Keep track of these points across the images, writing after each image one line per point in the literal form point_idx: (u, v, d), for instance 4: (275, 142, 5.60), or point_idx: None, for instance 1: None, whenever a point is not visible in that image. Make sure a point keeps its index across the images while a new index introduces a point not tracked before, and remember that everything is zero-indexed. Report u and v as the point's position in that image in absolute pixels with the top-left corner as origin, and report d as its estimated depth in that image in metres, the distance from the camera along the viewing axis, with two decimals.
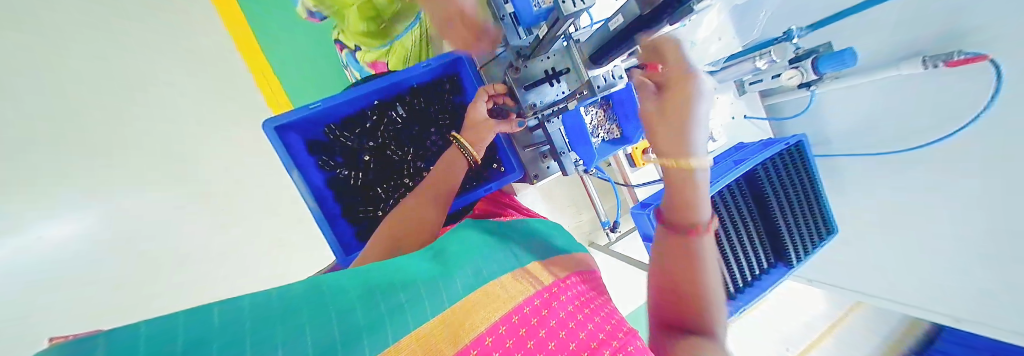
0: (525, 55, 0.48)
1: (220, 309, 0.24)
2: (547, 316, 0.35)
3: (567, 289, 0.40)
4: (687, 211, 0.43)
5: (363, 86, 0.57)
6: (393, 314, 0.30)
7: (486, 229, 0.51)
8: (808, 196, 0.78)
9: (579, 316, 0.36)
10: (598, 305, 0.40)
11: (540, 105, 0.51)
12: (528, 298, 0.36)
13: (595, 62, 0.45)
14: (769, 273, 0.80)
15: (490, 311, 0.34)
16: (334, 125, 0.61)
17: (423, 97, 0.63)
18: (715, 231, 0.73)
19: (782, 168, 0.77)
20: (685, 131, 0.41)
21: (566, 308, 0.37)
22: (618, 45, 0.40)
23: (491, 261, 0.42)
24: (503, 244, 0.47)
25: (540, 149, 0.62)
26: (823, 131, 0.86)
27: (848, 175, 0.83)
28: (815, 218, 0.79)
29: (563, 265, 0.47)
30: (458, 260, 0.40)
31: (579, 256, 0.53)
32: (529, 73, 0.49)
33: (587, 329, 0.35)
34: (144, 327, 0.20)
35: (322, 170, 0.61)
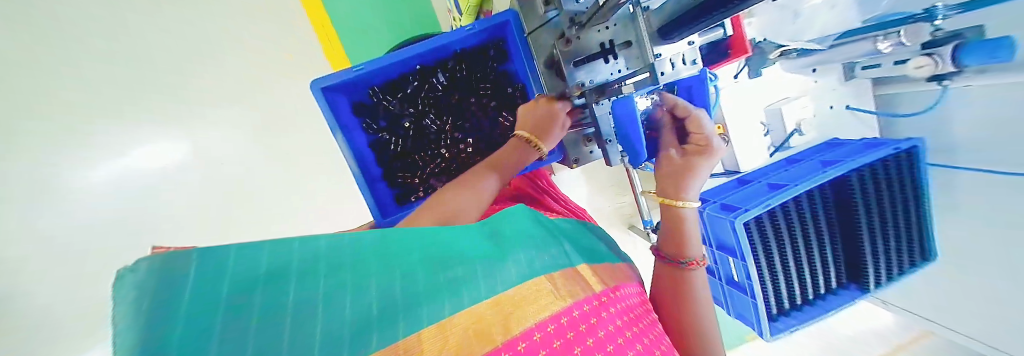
0: (580, 23, 0.42)
1: (301, 245, 0.25)
2: (595, 325, 0.32)
3: (617, 301, 0.37)
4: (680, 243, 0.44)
5: (406, 50, 0.55)
6: (451, 285, 0.29)
7: (540, 217, 0.48)
8: (907, 214, 0.64)
9: (627, 333, 0.34)
10: (647, 325, 0.37)
11: (589, 85, 0.44)
12: (579, 302, 0.33)
13: (664, 37, 0.40)
14: (836, 294, 0.70)
15: (538, 307, 0.31)
16: (377, 87, 0.61)
17: (465, 63, 0.60)
18: (781, 243, 0.63)
19: (883, 176, 0.63)
20: (692, 184, 0.45)
21: (614, 322, 0.34)
22: (699, 17, 0.33)
23: (544, 252, 0.40)
24: (554, 238, 0.44)
25: (585, 131, 0.56)
26: (944, 135, 0.68)
27: (962, 193, 0.66)
28: (910, 240, 0.65)
29: (611, 272, 0.44)
30: (515, 244, 0.38)
31: (625, 267, 0.48)
32: (581, 47, 0.42)
33: (635, 350, 0.32)
34: (235, 251, 0.22)
35: (367, 133, 0.62)
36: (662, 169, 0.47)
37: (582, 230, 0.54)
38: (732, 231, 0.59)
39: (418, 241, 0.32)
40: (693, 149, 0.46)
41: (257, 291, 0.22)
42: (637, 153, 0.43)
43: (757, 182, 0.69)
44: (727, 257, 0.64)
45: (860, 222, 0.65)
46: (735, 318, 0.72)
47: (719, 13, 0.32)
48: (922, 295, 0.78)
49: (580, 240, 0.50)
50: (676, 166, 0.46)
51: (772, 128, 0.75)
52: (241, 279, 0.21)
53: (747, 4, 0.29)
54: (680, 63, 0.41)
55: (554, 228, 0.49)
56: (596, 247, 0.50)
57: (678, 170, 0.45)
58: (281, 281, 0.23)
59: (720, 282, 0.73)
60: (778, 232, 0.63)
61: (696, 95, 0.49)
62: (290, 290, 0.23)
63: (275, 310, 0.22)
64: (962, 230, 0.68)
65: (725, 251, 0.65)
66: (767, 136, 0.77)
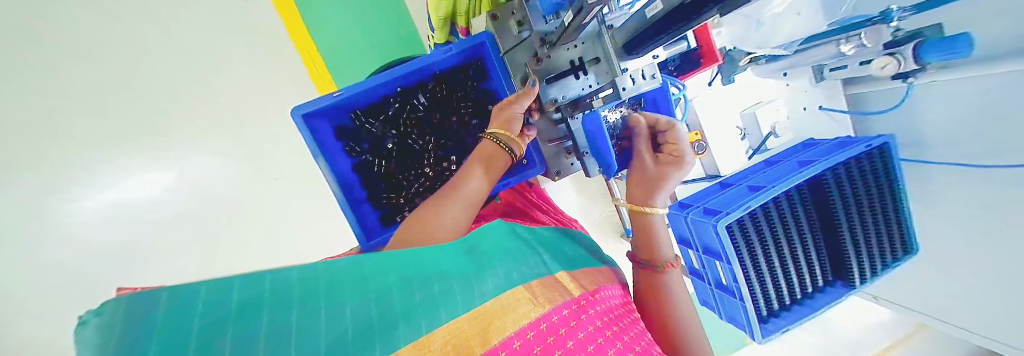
0: (550, 42, 0.44)
1: (272, 278, 0.26)
2: (575, 328, 0.32)
3: (596, 303, 0.38)
4: (651, 248, 0.46)
5: (385, 74, 0.56)
6: (428, 302, 0.30)
7: (515, 231, 0.49)
8: (884, 209, 0.66)
9: (607, 333, 0.34)
10: (628, 323, 0.37)
11: (562, 100, 0.46)
12: (556, 307, 0.34)
13: (630, 52, 0.42)
14: (824, 292, 0.70)
15: (517, 317, 0.31)
16: (359, 111, 0.62)
17: (445, 84, 0.61)
18: (766, 242, 0.64)
19: (857, 173, 0.65)
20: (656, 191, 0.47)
21: (594, 323, 0.34)
22: (658, 31, 0.35)
23: (521, 264, 0.41)
24: (532, 250, 0.45)
25: (564, 144, 0.58)
26: (913, 131, 0.71)
27: (935, 187, 0.68)
28: (890, 234, 0.67)
29: (591, 278, 0.44)
30: (492, 259, 0.39)
31: (607, 269, 0.49)
32: (552, 65, 0.45)
33: (616, 347, 0.32)
34: (205, 285, 0.23)
35: (350, 155, 0.63)
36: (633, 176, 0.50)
37: (563, 240, 0.54)
38: (714, 234, 0.59)
39: (392, 265, 0.33)
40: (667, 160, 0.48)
41: (229, 322, 0.22)
42: (609, 166, 0.46)
43: (736, 184, 0.70)
44: (713, 260, 0.65)
45: (839, 218, 0.66)
46: (727, 322, 0.72)
47: (676, 30, 0.33)
48: (909, 288, 0.79)
49: (561, 248, 0.50)
50: (644, 174, 0.48)
51: (749, 131, 0.77)
52: (212, 309, 0.22)
53: (699, 20, 0.31)
54: (641, 78, 0.43)
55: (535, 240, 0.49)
56: (577, 255, 0.50)
57: (643, 177, 0.48)
58: (253, 311, 0.23)
59: (709, 286, 0.73)
60: (760, 231, 0.64)
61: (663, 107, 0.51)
62: (263, 318, 0.23)
63: (252, 337, 0.22)
64: (940, 223, 0.69)
65: (711, 254, 0.65)
66: (744, 139, 0.79)
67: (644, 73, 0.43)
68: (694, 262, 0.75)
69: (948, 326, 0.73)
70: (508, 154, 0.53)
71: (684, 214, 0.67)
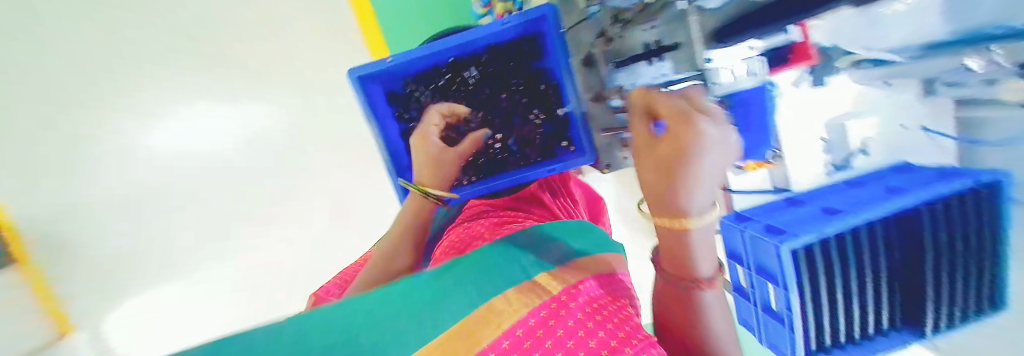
0: (626, 20, 0.42)
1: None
2: (553, 326, 0.36)
3: (579, 295, 0.40)
4: (680, 264, 0.40)
5: (437, 43, 0.54)
6: (402, 334, 0.33)
7: (497, 242, 0.52)
8: (991, 263, 0.52)
9: (589, 323, 0.37)
10: (612, 310, 0.40)
11: (630, 89, 0.43)
12: (533, 310, 0.37)
13: (723, 40, 0.36)
14: (886, 336, 0.63)
15: (494, 326, 0.36)
16: (410, 78, 0.62)
17: (499, 58, 0.59)
18: (819, 277, 0.57)
19: (971, 213, 0.50)
20: (671, 183, 0.35)
21: (574, 316, 0.37)
22: (767, 15, 0.31)
23: (497, 276, 0.43)
24: (514, 259, 0.48)
25: (621, 135, 0.52)
26: None
27: None
28: (988, 290, 0.54)
29: (581, 268, 0.47)
30: (466, 280, 0.42)
31: (601, 258, 0.53)
32: (625, 43, 0.43)
33: (597, 337, 0.35)
34: None
35: (399, 121, 0.64)
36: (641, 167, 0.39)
37: (556, 235, 0.56)
38: (776, 256, 0.54)
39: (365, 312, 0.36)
40: (672, 117, 0.33)
41: None
42: None
43: (806, 203, 0.62)
44: (765, 281, 0.59)
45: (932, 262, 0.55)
46: (767, 348, 0.67)
47: (792, 20, 0.29)
48: None
49: (550, 248, 0.52)
50: (661, 157, 0.35)
51: (830, 146, 0.68)
52: None
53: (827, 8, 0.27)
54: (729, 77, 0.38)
55: (522, 245, 0.53)
56: (568, 251, 0.52)
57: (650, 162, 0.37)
58: None
59: (754, 308, 0.67)
60: (823, 268, 0.57)
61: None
62: None
63: None
64: None
65: (764, 275, 0.59)
66: (826, 152, 0.69)
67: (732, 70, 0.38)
68: (739, 279, 0.69)
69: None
70: (428, 201, 0.60)
71: (741, 230, 0.61)
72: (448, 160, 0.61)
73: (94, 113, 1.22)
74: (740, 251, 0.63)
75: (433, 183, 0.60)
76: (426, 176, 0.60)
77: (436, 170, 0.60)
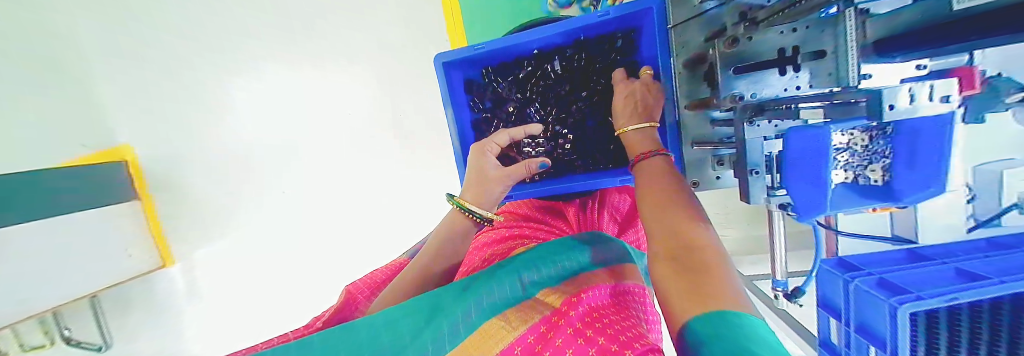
0: (756, 20, 0.35)
1: None
2: (550, 340, 0.34)
3: (577, 306, 0.39)
4: (661, 228, 0.36)
5: (527, 34, 0.53)
6: None
7: (500, 263, 0.55)
8: None
9: (587, 331, 0.34)
10: (617, 319, 0.37)
11: (749, 99, 0.39)
12: (529, 329, 0.37)
13: (884, 52, 0.30)
14: None
15: (495, 341, 0.36)
16: (491, 67, 0.61)
17: (586, 52, 0.56)
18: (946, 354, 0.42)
19: None
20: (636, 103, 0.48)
21: (574, 326, 0.36)
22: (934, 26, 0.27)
23: (494, 294, 0.45)
24: (514, 273, 0.50)
25: (718, 151, 0.47)
26: None
27: None
28: None
29: (582, 282, 0.46)
30: (463, 298, 0.44)
31: (614, 269, 0.51)
32: (750, 47, 0.37)
33: (596, 345, 0.32)
34: None
35: (472, 110, 0.64)
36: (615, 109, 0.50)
37: (566, 248, 0.57)
38: (890, 319, 0.43)
39: (360, 338, 0.38)
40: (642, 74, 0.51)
41: None
42: (817, 203, 0.34)
43: (935, 260, 0.51)
44: (870, 346, 0.48)
45: None
46: None
47: (957, 47, 0.26)
48: None
49: (556, 261, 0.53)
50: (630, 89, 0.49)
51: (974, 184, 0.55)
52: None
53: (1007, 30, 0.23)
54: (922, 96, 0.28)
55: (524, 260, 0.54)
56: (574, 265, 0.52)
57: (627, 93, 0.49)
58: None
59: None
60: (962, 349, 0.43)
61: (922, 146, 0.31)
62: None
63: None
64: None
65: (868, 337, 0.48)
66: (972, 204, 0.56)
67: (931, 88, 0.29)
68: (832, 335, 0.58)
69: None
70: (471, 220, 0.56)
71: (848, 280, 0.51)
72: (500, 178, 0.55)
73: (184, 67, 1.27)
74: (845, 306, 0.52)
75: (485, 203, 0.55)
76: (471, 190, 0.56)
77: (484, 190, 0.55)
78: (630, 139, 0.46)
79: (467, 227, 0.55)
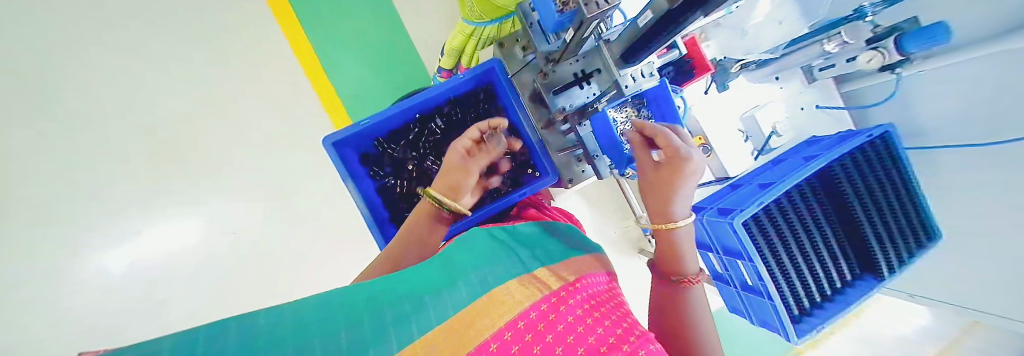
0: (553, 60, 0.51)
1: (237, 324, 0.27)
2: (554, 321, 0.36)
3: (577, 292, 0.42)
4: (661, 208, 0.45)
5: (405, 103, 0.62)
6: (398, 326, 0.32)
7: (494, 235, 0.57)
8: (901, 202, 0.68)
9: (588, 319, 0.37)
10: (611, 309, 0.41)
11: (569, 109, 0.53)
12: (535, 304, 0.38)
13: (627, 60, 0.47)
14: (855, 287, 0.69)
15: (504, 312, 0.36)
16: (382, 138, 0.68)
17: (459, 107, 0.68)
18: (772, 243, 0.66)
19: (865, 164, 0.69)
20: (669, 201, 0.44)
21: (574, 312, 0.38)
22: (654, 37, 0.39)
23: (494, 271, 0.45)
24: (512, 254, 0.51)
25: (574, 153, 0.62)
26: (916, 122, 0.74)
27: (941, 170, 0.71)
28: (910, 224, 0.68)
29: (573, 268, 0.49)
30: (464, 272, 0.44)
31: (595, 257, 0.56)
32: (558, 77, 0.52)
33: (596, 334, 0.35)
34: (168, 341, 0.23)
35: (374, 179, 0.68)
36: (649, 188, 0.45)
37: (548, 235, 0.61)
38: (731, 232, 0.64)
39: (356, 299, 0.35)
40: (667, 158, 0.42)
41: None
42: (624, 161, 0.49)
43: (746, 184, 0.75)
44: (735, 260, 0.68)
45: (857, 216, 0.68)
46: (760, 327, 0.72)
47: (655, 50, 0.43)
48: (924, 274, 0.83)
49: (545, 245, 0.57)
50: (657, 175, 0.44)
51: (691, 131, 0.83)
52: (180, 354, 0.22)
53: (687, 24, 0.36)
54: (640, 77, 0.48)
55: (515, 240, 0.56)
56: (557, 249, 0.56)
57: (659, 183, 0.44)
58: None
59: (736, 290, 0.75)
60: (767, 240, 0.66)
61: (662, 106, 0.47)
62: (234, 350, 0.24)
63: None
64: (966, 209, 0.69)
65: (733, 256, 0.69)
66: (748, 142, 0.85)
67: (641, 72, 0.48)
68: (716, 266, 0.79)
69: (1010, 322, 0.67)
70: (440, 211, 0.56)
71: (699, 217, 0.74)
72: (466, 174, 0.56)
73: None
74: (707, 237, 0.74)
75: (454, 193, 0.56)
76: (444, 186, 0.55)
77: (455, 182, 0.55)
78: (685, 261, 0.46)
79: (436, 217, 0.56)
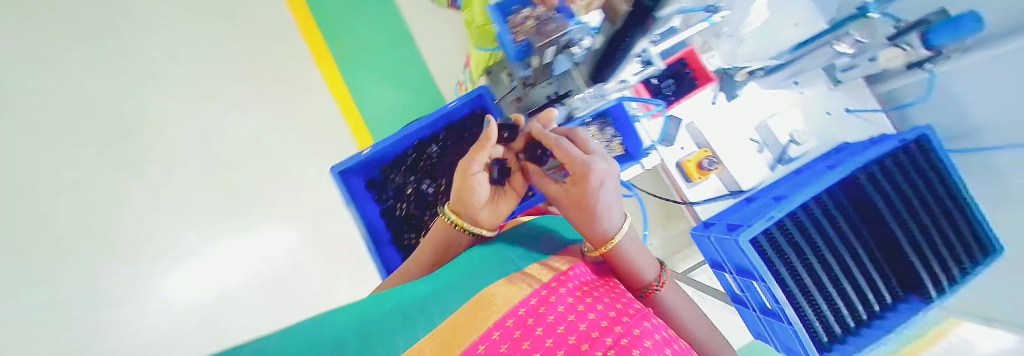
0: (529, 83, 0.57)
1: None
2: (545, 313, 0.36)
3: (566, 282, 0.42)
4: (591, 225, 0.48)
5: (404, 130, 0.68)
6: (384, 339, 0.33)
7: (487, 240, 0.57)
8: (935, 210, 0.62)
9: (578, 308, 0.38)
10: (600, 293, 0.43)
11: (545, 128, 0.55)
12: (525, 299, 0.38)
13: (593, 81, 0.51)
14: (896, 310, 0.61)
15: (492, 308, 0.37)
16: (386, 165, 0.73)
17: (454, 132, 0.72)
18: (793, 263, 0.60)
19: (892, 171, 0.64)
20: (595, 213, 0.47)
21: (565, 301, 0.39)
22: (611, 55, 0.42)
23: (485, 274, 0.46)
24: (504, 254, 0.52)
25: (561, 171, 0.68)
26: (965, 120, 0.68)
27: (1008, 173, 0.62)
28: (957, 236, 0.61)
29: (565, 259, 0.50)
30: (456, 281, 0.45)
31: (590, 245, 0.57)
32: (532, 98, 0.56)
33: (587, 320, 0.36)
34: None
35: (378, 203, 0.73)
36: (572, 207, 0.49)
37: (540, 229, 0.62)
38: (741, 251, 0.60)
39: (344, 323, 0.36)
40: (577, 177, 0.46)
41: None
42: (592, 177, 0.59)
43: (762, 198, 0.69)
44: (750, 281, 0.62)
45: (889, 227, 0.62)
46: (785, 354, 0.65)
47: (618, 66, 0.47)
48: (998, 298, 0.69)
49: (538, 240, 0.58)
50: (576, 195, 0.47)
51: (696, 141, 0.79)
52: None
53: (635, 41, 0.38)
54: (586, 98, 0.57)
55: (511, 239, 0.58)
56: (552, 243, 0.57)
57: (577, 201, 0.47)
58: None
59: (755, 313, 0.69)
60: (784, 259, 0.61)
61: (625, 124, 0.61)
62: None
63: None
64: None
65: (746, 276, 0.63)
66: (766, 151, 0.78)
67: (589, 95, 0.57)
68: (733, 287, 0.72)
69: None
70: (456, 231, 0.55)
71: (708, 235, 0.69)
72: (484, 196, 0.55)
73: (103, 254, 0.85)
74: (719, 255, 0.68)
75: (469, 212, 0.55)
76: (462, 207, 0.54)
77: (469, 201, 0.53)
78: (633, 261, 0.50)
79: (450, 234, 0.56)
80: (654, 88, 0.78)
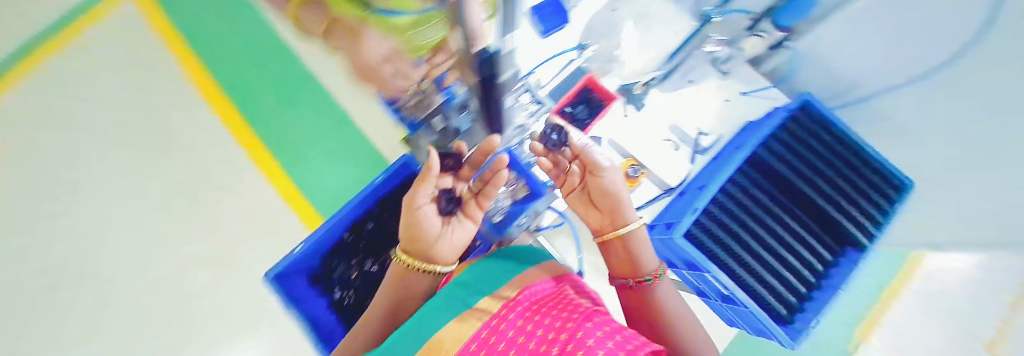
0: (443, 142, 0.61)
1: None
2: (494, 344, 0.38)
3: (514, 308, 0.43)
4: (610, 209, 0.62)
5: (334, 218, 0.68)
6: None
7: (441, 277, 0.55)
8: (836, 164, 0.69)
9: (526, 328, 0.41)
10: (552, 308, 0.44)
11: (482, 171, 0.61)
12: (472, 337, 0.39)
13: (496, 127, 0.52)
14: (837, 266, 0.64)
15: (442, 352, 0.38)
16: (325, 255, 0.72)
17: (388, 206, 0.73)
18: (730, 245, 0.63)
19: (788, 139, 0.72)
20: (609, 198, 0.61)
21: (514, 326, 0.41)
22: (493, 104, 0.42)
23: (437, 313, 0.45)
24: (454, 291, 0.49)
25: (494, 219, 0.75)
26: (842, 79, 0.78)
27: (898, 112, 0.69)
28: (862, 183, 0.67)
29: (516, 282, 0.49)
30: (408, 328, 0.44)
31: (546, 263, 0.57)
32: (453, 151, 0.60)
33: (534, 339, 0.39)
34: None
35: (322, 297, 0.70)
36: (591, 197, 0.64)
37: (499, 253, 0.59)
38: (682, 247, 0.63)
39: None
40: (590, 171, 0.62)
41: None
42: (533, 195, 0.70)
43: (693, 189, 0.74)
44: (701, 273, 0.64)
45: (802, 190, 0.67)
46: (756, 336, 0.66)
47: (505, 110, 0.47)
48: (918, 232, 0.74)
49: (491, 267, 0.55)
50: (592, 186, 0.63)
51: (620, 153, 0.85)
52: None
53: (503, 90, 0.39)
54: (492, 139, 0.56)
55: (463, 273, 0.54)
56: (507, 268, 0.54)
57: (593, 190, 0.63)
58: None
59: (718, 301, 0.70)
60: (721, 243, 0.64)
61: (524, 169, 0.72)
62: None
63: None
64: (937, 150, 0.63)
65: (695, 268, 0.65)
66: (683, 147, 0.85)
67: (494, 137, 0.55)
68: (693, 282, 0.73)
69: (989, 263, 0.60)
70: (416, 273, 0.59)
71: (653, 236, 0.72)
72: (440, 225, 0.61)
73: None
74: (667, 253, 0.71)
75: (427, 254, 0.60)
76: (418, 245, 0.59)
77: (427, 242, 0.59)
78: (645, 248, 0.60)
79: (408, 276, 0.59)
80: (570, 116, 0.80)
